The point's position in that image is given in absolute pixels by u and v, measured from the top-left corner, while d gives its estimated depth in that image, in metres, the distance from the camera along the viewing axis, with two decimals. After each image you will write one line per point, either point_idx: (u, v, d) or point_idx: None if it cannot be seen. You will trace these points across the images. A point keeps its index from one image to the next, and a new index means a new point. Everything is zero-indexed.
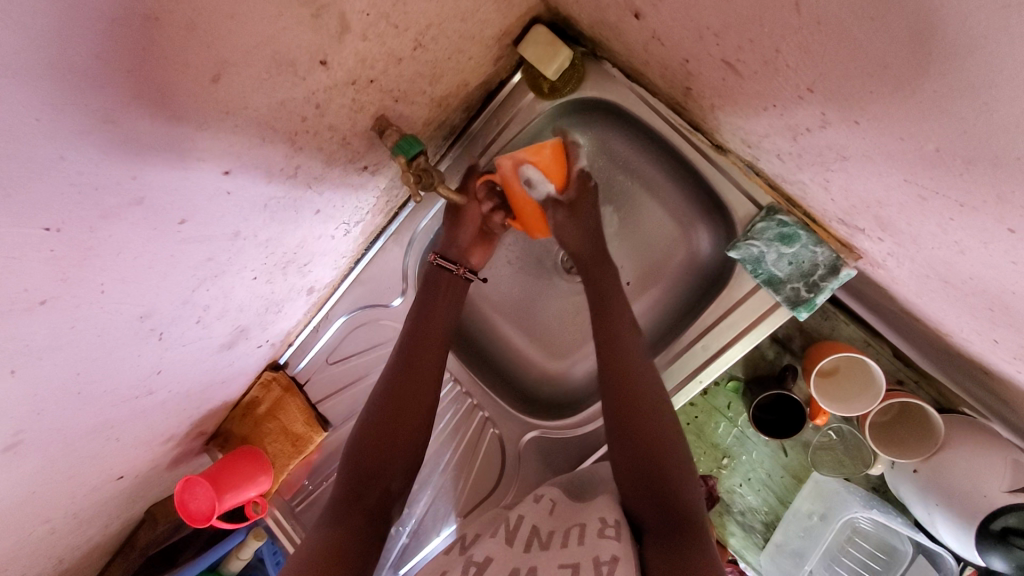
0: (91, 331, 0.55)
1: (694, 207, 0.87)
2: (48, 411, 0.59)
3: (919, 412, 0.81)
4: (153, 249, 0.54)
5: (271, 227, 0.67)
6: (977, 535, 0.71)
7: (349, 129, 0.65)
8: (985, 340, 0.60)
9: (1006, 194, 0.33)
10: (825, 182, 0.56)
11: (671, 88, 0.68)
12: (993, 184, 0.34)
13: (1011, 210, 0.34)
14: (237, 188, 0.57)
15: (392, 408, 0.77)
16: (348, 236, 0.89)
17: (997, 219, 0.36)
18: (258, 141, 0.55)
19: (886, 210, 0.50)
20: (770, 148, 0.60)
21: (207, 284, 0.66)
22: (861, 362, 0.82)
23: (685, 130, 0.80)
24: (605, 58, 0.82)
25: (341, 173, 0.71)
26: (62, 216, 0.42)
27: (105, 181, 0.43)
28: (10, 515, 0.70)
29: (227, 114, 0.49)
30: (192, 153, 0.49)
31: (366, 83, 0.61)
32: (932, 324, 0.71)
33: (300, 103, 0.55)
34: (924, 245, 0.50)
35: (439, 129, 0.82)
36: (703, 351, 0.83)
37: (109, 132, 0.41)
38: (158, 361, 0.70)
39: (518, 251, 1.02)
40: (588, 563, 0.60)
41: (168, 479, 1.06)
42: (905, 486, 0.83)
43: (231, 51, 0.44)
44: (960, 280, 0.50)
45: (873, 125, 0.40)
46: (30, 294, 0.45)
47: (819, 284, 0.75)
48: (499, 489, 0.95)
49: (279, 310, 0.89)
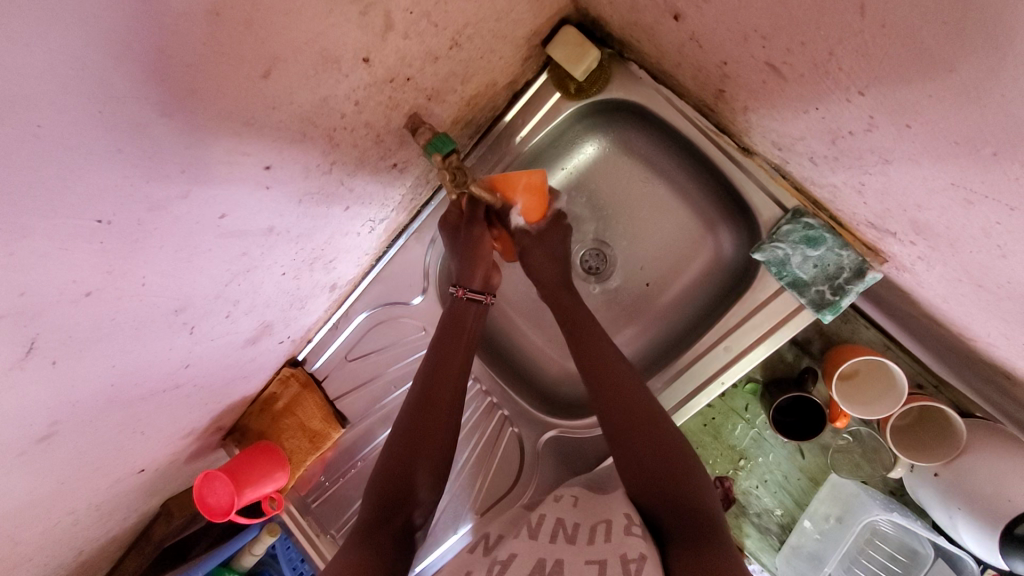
0: (130, 322, 0.56)
1: (716, 208, 0.88)
2: (80, 404, 0.60)
3: (938, 414, 0.82)
4: (194, 243, 0.54)
5: (303, 223, 0.67)
6: (1001, 540, 0.71)
7: (384, 127, 0.65)
8: (1014, 345, 0.60)
9: None
10: (860, 185, 0.56)
11: (703, 90, 0.68)
12: None
13: None
14: (274, 184, 0.57)
15: (423, 418, 0.79)
16: (373, 233, 0.88)
17: None
18: (299, 138, 0.54)
19: (925, 213, 0.50)
20: (803, 151, 0.61)
21: (240, 278, 0.66)
22: (881, 365, 0.83)
23: (712, 133, 0.81)
24: (632, 59, 0.82)
25: (372, 170, 0.71)
26: (113, 209, 0.43)
27: (156, 175, 0.44)
28: (37, 504, 0.71)
29: (273, 109, 0.49)
30: (238, 148, 0.49)
31: (404, 80, 0.61)
32: (955, 328, 0.72)
33: (341, 101, 0.55)
34: (962, 249, 0.51)
35: (466, 127, 0.82)
36: (726, 352, 0.83)
37: (165, 125, 0.41)
38: (187, 354, 0.71)
39: None
40: (614, 559, 0.60)
41: (186, 472, 1.07)
42: (925, 492, 0.83)
43: (283, 47, 0.45)
44: (997, 284, 0.51)
45: (924, 128, 0.41)
46: (77, 285, 0.46)
47: (844, 287, 0.75)
48: (517, 488, 0.95)
49: (303, 306, 0.89)
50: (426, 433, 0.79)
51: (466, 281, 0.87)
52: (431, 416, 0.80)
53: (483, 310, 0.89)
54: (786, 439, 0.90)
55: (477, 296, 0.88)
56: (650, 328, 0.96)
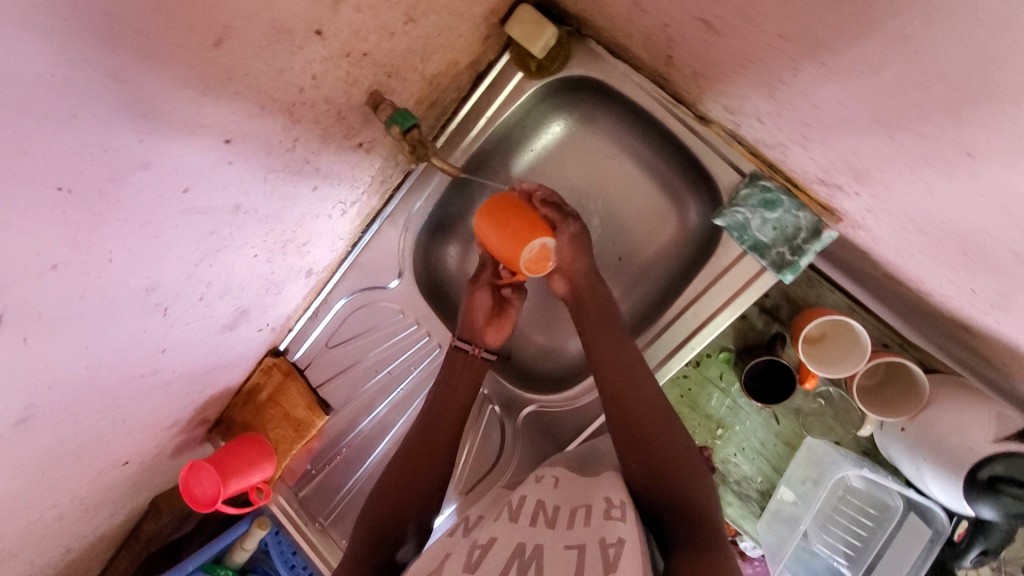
0: (100, 300, 0.57)
1: (680, 179, 0.91)
2: (56, 385, 0.62)
3: (904, 370, 0.83)
4: (158, 218, 0.56)
5: (271, 202, 0.69)
6: (966, 486, 0.72)
7: (344, 103, 0.66)
8: (965, 291, 0.62)
9: (961, 116, 0.36)
10: (802, 138, 0.59)
11: (654, 59, 0.71)
12: (951, 107, 0.36)
13: (963, 132, 0.36)
14: (237, 159, 0.59)
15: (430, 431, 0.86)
16: (345, 217, 0.90)
17: (953, 144, 0.38)
18: (258, 111, 0.56)
19: (860, 160, 0.53)
20: (749, 111, 0.63)
21: (210, 259, 0.68)
22: (846, 324, 0.85)
23: (668, 104, 0.83)
24: (589, 35, 0.84)
25: (337, 149, 0.73)
26: (72, 176, 0.45)
27: (113, 144, 0.46)
28: (19, 491, 0.72)
29: (228, 80, 0.50)
30: (195, 119, 0.51)
31: (360, 56, 0.62)
32: (912, 281, 0.73)
33: (297, 74, 0.57)
34: (899, 193, 0.53)
35: (431, 107, 0.84)
36: (693, 318, 0.85)
37: (119, 91, 0.43)
38: (162, 338, 0.72)
39: None
40: (594, 545, 0.62)
41: (171, 466, 1.09)
42: (894, 446, 0.84)
43: (233, 16, 0.46)
44: (934, 225, 0.53)
45: (839, 66, 0.43)
46: (42, 258, 0.48)
47: (802, 247, 0.77)
48: (501, 463, 0.97)
49: (279, 291, 0.90)
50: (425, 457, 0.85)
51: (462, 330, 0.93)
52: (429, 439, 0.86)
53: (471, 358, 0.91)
54: (758, 404, 0.92)
55: (463, 345, 0.92)
56: (623, 302, 0.98)
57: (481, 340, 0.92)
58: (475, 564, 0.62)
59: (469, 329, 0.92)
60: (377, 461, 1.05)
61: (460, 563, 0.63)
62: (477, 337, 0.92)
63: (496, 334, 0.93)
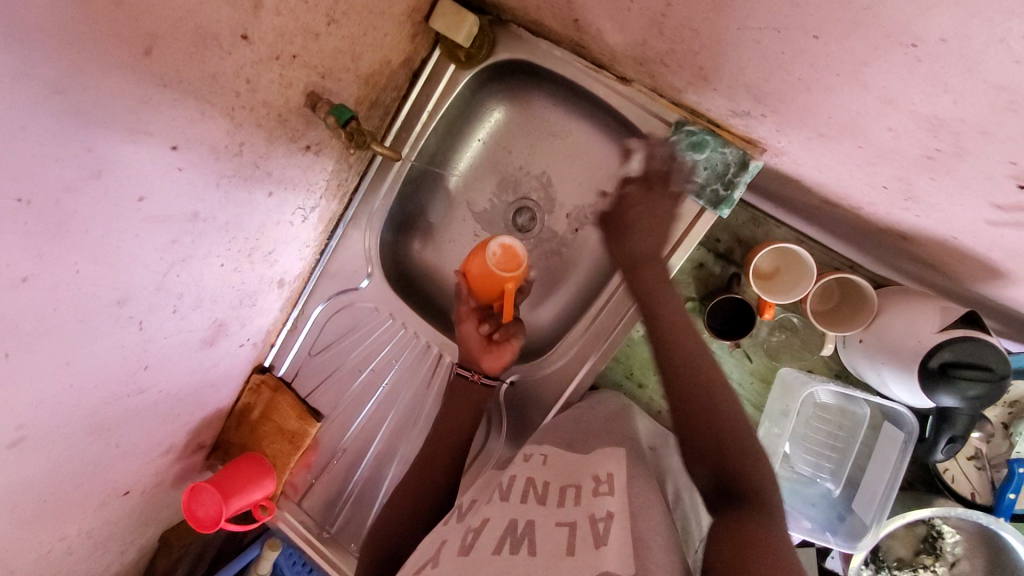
0: (73, 313, 0.61)
1: (617, 142, 0.96)
2: (44, 404, 0.65)
3: (856, 287, 0.87)
4: (119, 227, 0.60)
5: (228, 208, 0.73)
6: (921, 377, 0.75)
7: (283, 106, 0.72)
8: (880, 190, 0.67)
9: None
10: (701, 69, 0.64)
11: (566, 27, 0.76)
12: None
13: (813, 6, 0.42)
14: (186, 165, 0.63)
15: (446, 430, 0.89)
16: (307, 223, 0.94)
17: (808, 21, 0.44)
18: (199, 117, 0.61)
19: (748, 74, 0.58)
20: (654, 56, 0.69)
21: (177, 268, 0.72)
22: (792, 252, 0.89)
23: (592, 72, 0.89)
24: (510, 21, 0.90)
25: (286, 152, 0.78)
26: (30, 187, 0.49)
27: (63, 154, 0.50)
28: (23, 523, 0.75)
29: (165, 87, 0.55)
30: (140, 126, 0.55)
31: (290, 58, 0.68)
32: (838, 197, 0.78)
33: (231, 77, 0.62)
34: (790, 99, 0.58)
35: (373, 107, 0.89)
36: (647, 267, 0.89)
37: (62, 102, 0.47)
38: (142, 354, 0.76)
39: (485, 221, 1.07)
40: (584, 521, 0.61)
41: (173, 496, 1.11)
42: (858, 359, 0.87)
43: (160, 25, 0.51)
44: (828, 125, 0.58)
45: None
46: (12, 271, 0.51)
47: (733, 181, 0.83)
48: (486, 444, 0.98)
49: (254, 303, 0.94)
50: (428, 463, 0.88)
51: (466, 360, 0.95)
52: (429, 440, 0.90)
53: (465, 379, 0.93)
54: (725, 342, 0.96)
55: (463, 372, 0.94)
56: (585, 267, 1.02)
57: (479, 366, 0.93)
58: (467, 546, 0.62)
59: (466, 358, 0.95)
60: (372, 461, 1.07)
61: (455, 548, 0.63)
62: (475, 365, 0.94)
63: (497, 363, 0.93)
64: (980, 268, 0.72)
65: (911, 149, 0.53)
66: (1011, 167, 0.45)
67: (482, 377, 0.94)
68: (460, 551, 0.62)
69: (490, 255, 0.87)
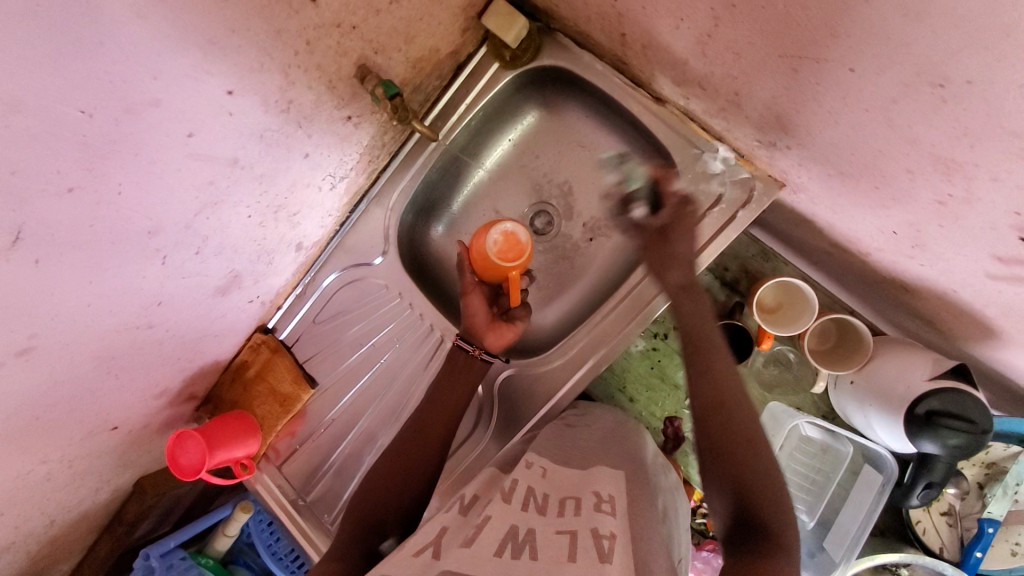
0: (106, 233, 0.63)
1: (643, 160, 1.00)
2: (61, 319, 0.67)
3: (853, 329, 0.90)
4: (164, 158, 0.62)
5: (266, 160, 0.77)
6: (906, 423, 0.78)
7: (335, 72, 0.76)
8: (887, 235, 0.70)
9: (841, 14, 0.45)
10: (735, 94, 0.68)
11: (612, 41, 0.80)
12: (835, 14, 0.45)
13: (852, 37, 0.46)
14: (237, 111, 0.67)
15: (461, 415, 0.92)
16: (334, 192, 0.97)
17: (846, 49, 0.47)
18: (258, 67, 0.65)
19: (781, 103, 0.62)
20: (692, 77, 0.72)
21: (208, 211, 0.74)
22: (795, 287, 0.92)
23: (630, 89, 0.92)
24: (557, 30, 0.94)
25: (328, 118, 0.81)
26: (94, 101, 0.51)
27: (129, 77, 0.53)
28: (15, 436, 0.76)
29: (234, 32, 0.59)
30: (203, 65, 0.59)
31: (350, 28, 0.72)
32: (845, 239, 0.82)
33: (294, 36, 0.66)
34: (816, 132, 0.61)
35: (415, 91, 0.93)
36: (656, 282, 0.91)
37: (140, 28, 0.50)
38: (159, 290, 0.78)
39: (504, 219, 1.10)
40: (586, 533, 0.62)
41: (157, 443, 1.12)
42: (847, 402, 0.90)
43: None
44: (848, 160, 0.61)
45: (744, 6, 0.53)
46: (60, 178, 0.54)
47: (747, 207, 0.87)
48: (475, 433, 1.01)
49: (271, 261, 0.97)
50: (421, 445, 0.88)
51: (475, 337, 0.96)
52: (420, 416, 0.91)
53: (472, 360, 0.95)
54: None
55: (467, 346, 0.95)
56: (594, 276, 1.05)
57: (482, 342, 0.95)
58: (468, 541, 0.63)
59: (469, 333, 0.96)
60: (358, 435, 1.07)
61: (457, 540, 0.64)
62: (478, 339, 0.96)
63: (497, 339, 0.96)
64: (972, 325, 0.75)
65: (925, 193, 0.56)
66: (1015, 217, 0.49)
67: (482, 353, 0.96)
68: (458, 545, 0.63)
69: (494, 241, 0.92)
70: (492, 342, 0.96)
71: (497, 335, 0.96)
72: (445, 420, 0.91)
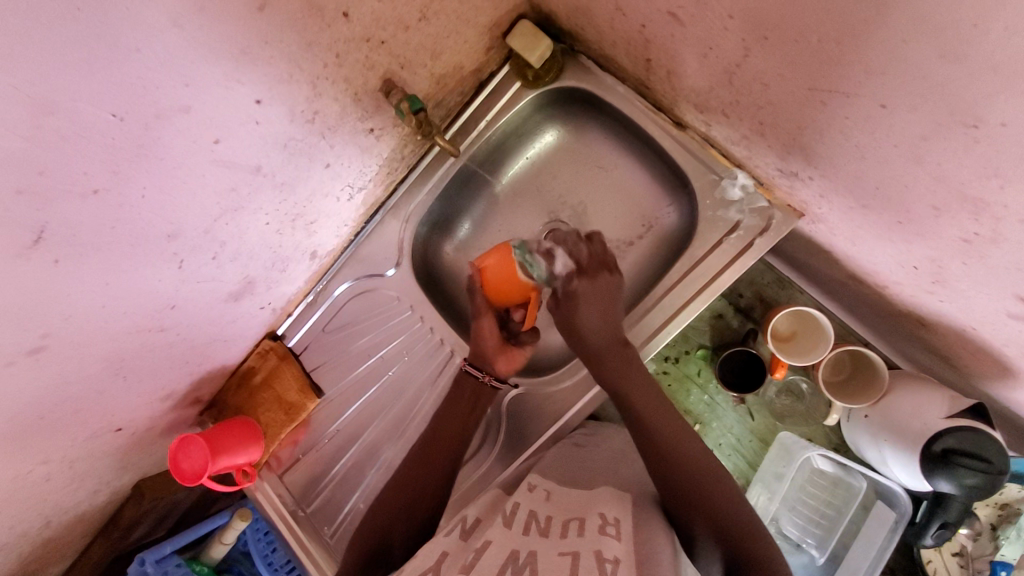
0: (127, 237, 0.63)
1: (660, 183, 1.00)
2: (75, 320, 0.66)
3: (868, 362, 0.89)
4: (188, 164, 0.63)
5: (288, 169, 0.77)
6: (923, 460, 0.76)
7: (361, 86, 0.76)
8: (907, 270, 0.70)
9: (873, 50, 0.45)
10: (759, 123, 0.68)
11: (636, 65, 0.81)
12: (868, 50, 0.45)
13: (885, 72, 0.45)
14: (264, 120, 0.67)
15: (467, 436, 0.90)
16: (351, 202, 0.98)
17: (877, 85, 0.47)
18: (286, 78, 0.65)
19: (807, 133, 0.62)
20: (715, 104, 0.73)
21: (228, 217, 0.74)
22: (811, 318, 0.92)
23: (651, 112, 0.93)
24: (581, 52, 0.95)
25: (351, 130, 0.82)
26: (125, 107, 0.52)
27: (161, 84, 0.53)
28: (20, 435, 0.75)
29: (266, 44, 0.60)
30: (234, 75, 0.59)
31: (378, 43, 0.73)
32: (863, 271, 0.81)
33: (324, 49, 0.67)
34: (841, 165, 0.61)
35: (438, 106, 0.94)
36: (671, 306, 0.90)
37: (174, 37, 0.51)
38: (173, 294, 0.77)
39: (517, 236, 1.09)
40: (590, 555, 0.61)
41: (159, 445, 1.11)
42: (861, 436, 0.89)
43: None
44: (872, 193, 0.61)
45: (777, 37, 0.53)
46: (86, 180, 0.54)
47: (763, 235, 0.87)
48: (480, 451, 1.00)
49: (285, 269, 0.97)
50: (426, 465, 0.87)
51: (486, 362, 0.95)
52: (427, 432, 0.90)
53: (479, 386, 0.94)
54: (733, 394, 0.97)
55: (476, 370, 0.95)
56: None
57: (493, 368, 0.95)
58: (468, 567, 0.61)
59: (479, 357, 0.95)
60: (361, 447, 1.07)
61: (458, 565, 0.63)
62: (489, 364, 0.95)
63: (505, 364, 0.96)
64: (992, 365, 0.73)
65: (950, 231, 0.56)
66: None
67: (492, 379, 0.95)
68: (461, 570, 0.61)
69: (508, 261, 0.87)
70: (500, 366, 0.96)
71: (506, 362, 0.97)
72: (451, 437, 0.91)
